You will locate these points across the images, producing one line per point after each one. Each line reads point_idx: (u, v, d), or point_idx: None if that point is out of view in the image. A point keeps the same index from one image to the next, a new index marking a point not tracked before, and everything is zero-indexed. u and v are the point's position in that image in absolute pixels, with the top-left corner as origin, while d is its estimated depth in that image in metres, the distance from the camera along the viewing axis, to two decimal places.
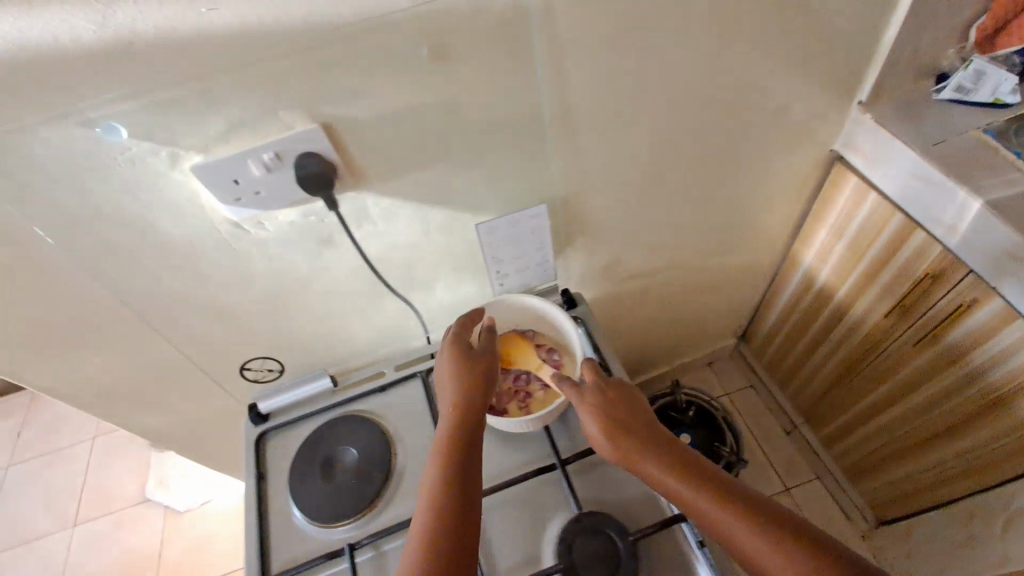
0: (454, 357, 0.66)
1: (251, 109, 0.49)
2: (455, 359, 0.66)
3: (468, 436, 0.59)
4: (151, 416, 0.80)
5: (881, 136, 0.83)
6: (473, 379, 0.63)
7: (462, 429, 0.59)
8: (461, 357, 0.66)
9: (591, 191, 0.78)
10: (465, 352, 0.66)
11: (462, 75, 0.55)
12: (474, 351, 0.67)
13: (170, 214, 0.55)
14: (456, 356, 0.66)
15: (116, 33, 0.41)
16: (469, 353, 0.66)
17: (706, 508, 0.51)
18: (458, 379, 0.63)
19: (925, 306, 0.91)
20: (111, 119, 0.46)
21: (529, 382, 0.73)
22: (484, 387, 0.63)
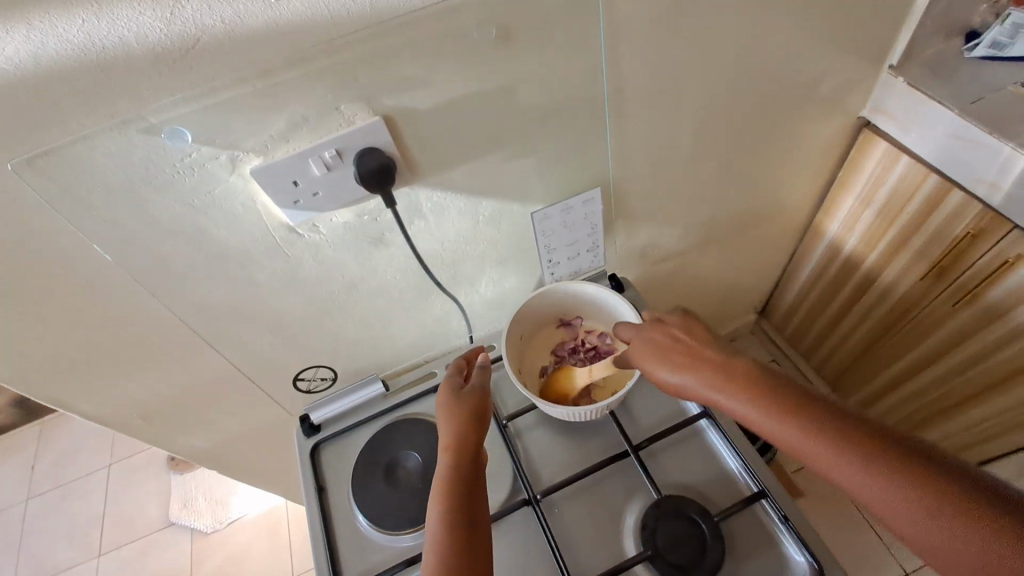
0: (448, 400, 0.63)
1: (315, 105, 0.47)
2: (450, 401, 0.63)
3: (469, 478, 0.56)
4: (197, 436, 0.77)
5: (917, 99, 0.84)
6: (467, 420, 0.61)
7: (461, 470, 0.56)
8: (451, 400, 0.63)
9: (635, 173, 0.77)
10: (455, 395, 0.63)
11: (522, 59, 0.54)
12: (468, 390, 0.64)
13: (225, 222, 0.52)
14: (450, 399, 0.63)
15: (182, 30, 0.40)
16: (463, 391, 0.64)
17: (807, 439, 0.49)
18: (455, 420, 0.61)
19: (964, 266, 0.92)
20: (176, 124, 0.44)
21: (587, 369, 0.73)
22: (478, 425, 0.61)
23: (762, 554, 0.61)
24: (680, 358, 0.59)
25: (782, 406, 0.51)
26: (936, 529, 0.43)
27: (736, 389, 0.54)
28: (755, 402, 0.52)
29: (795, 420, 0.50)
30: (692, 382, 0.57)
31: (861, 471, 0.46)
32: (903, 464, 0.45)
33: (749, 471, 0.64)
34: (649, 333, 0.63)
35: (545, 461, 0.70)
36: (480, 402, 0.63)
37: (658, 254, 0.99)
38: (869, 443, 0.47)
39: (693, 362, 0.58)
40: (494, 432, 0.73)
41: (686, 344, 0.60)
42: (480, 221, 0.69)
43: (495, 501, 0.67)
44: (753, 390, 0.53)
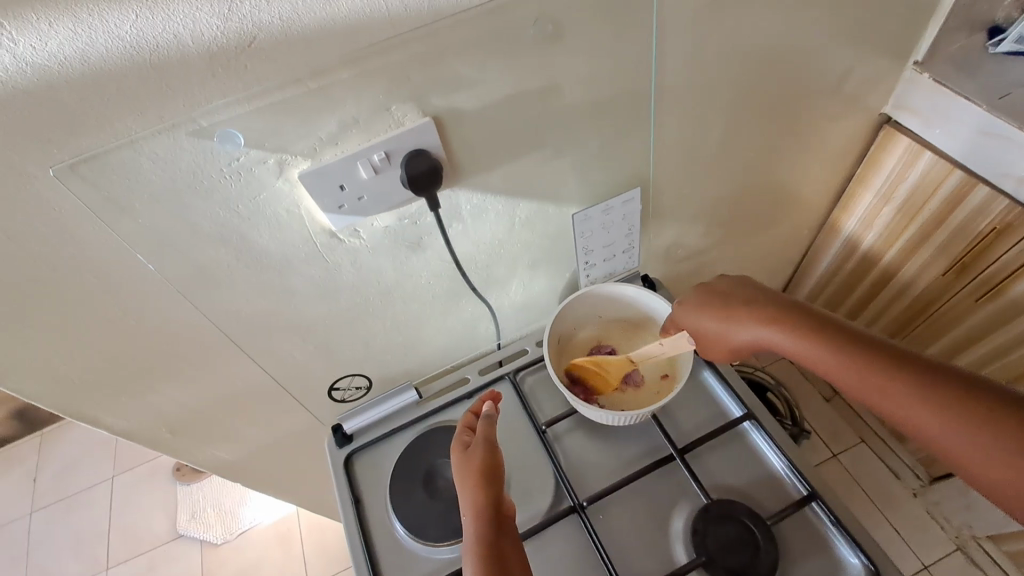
0: (458, 464, 0.59)
1: (366, 105, 0.46)
2: (459, 465, 0.59)
3: (494, 544, 0.52)
4: (225, 448, 0.75)
5: (943, 96, 0.84)
6: (479, 483, 0.56)
7: (484, 538, 0.52)
8: (461, 464, 0.59)
9: (668, 173, 0.76)
10: (465, 457, 0.59)
11: (573, 57, 0.52)
12: (475, 449, 0.60)
13: (268, 229, 0.50)
14: (461, 464, 0.59)
15: (239, 28, 0.38)
16: (469, 454, 0.59)
17: (849, 367, 0.54)
18: (467, 486, 0.57)
19: (988, 261, 0.92)
20: (227, 126, 0.42)
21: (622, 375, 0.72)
22: (491, 483, 0.56)
23: (815, 557, 0.60)
24: (732, 304, 0.63)
25: (826, 338, 0.56)
26: (967, 435, 0.48)
27: (783, 327, 0.59)
28: (801, 337, 0.57)
29: (841, 349, 0.55)
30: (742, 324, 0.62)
31: (898, 391, 0.51)
32: (941, 385, 0.50)
33: (798, 472, 0.63)
34: (707, 285, 0.67)
35: (586, 467, 0.69)
36: (488, 458, 0.58)
37: (681, 254, 0.99)
38: (906, 367, 0.52)
39: (742, 306, 0.62)
40: (532, 438, 0.71)
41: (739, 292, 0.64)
42: (517, 223, 0.67)
43: (539, 510, 0.66)
44: (800, 329, 0.58)
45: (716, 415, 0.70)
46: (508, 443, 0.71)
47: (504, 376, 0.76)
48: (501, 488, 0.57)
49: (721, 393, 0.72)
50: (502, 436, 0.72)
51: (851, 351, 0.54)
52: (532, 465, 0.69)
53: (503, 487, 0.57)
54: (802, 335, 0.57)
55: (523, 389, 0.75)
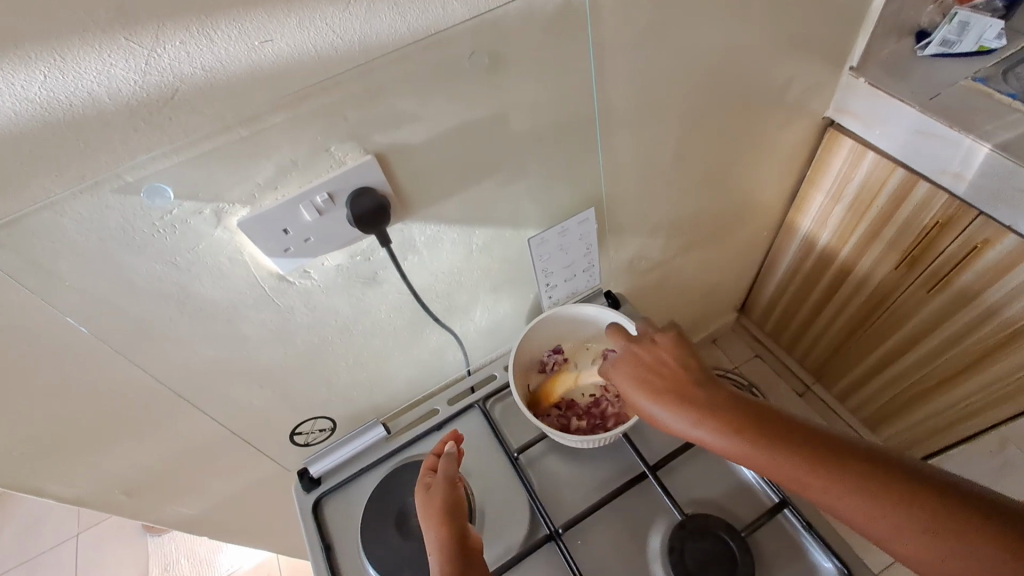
0: (421, 503, 0.57)
1: (304, 148, 0.45)
2: (421, 501, 0.57)
3: None
4: (186, 504, 0.72)
5: (879, 99, 0.87)
6: (445, 521, 0.55)
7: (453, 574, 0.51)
8: (424, 503, 0.57)
9: (622, 189, 0.77)
10: (427, 493, 0.58)
11: (516, 86, 0.53)
12: (437, 485, 0.58)
13: (210, 278, 0.49)
14: (422, 499, 0.58)
15: (159, 81, 0.37)
16: (431, 489, 0.58)
17: (780, 463, 0.49)
18: (430, 523, 0.55)
19: (933, 254, 0.95)
20: (155, 180, 0.41)
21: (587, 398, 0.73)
22: (456, 519, 0.55)
23: (790, 564, 0.60)
24: (649, 381, 0.58)
25: (746, 427, 0.52)
26: (908, 527, 0.44)
27: (706, 412, 0.54)
28: (722, 429, 0.52)
29: (768, 439, 0.50)
30: (664, 411, 0.56)
31: (838, 485, 0.47)
32: (866, 472, 0.47)
33: (768, 480, 0.64)
34: (627, 360, 0.62)
35: (561, 491, 0.68)
36: (451, 494, 0.57)
37: (644, 265, 1.00)
38: (826, 453, 0.48)
39: (662, 387, 0.57)
40: (505, 465, 0.70)
41: (652, 363, 0.60)
42: (474, 250, 0.66)
43: (516, 540, 0.65)
44: (718, 413, 0.53)
45: None
46: (482, 473, 0.70)
47: (474, 404, 0.75)
48: (465, 522, 0.55)
49: None
50: (475, 466, 0.71)
51: (786, 451, 0.49)
52: (507, 493, 0.68)
53: (467, 521, 0.56)
54: (722, 423, 0.52)
55: (493, 415, 0.74)
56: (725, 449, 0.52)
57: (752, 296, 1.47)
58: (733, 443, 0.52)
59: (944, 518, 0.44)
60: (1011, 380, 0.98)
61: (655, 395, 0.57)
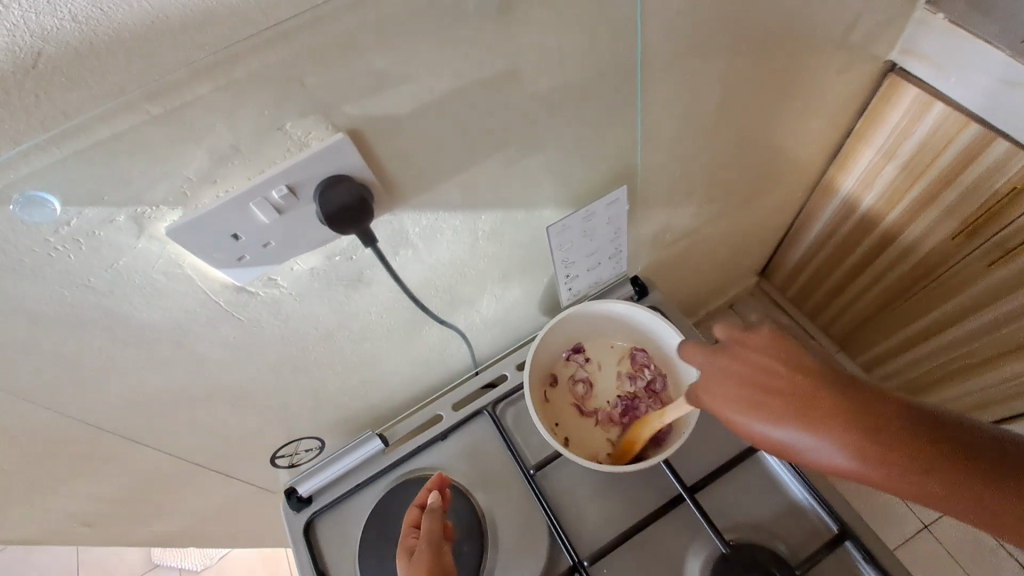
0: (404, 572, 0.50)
1: (249, 128, 0.33)
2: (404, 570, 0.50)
3: None
4: (163, 521, 0.65)
5: (959, 39, 0.71)
6: None
7: None
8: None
9: (653, 156, 0.64)
10: (409, 561, 0.50)
11: (532, 32, 0.39)
12: (419, 552, 0.50)
13: (142, 299, 0.38)
14: (404, 567, 0.50)
15: (9, 42, 0.25)
16: (413, 557, 0.50)
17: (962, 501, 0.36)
18: None
19: (1002, 223, 0.83)
20: (30, 189, 0.29)
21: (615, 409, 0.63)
22: None
23: None
24: (759, 399, 0.41)
25: (925, 458, 0.36)
26: None
27: (865, 442, 0.37)
28: (891, 464, 0.36)
29: (960, 475, 0.36)
30: (797, 442, 0.39)
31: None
32: None
33: (823, 504, 0.55)
34: (714, 372, 0.45)
35: (582, 513, 0.59)
36: (438, 563, 0.49)
37: (669, 237, 0.88)
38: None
39: (783, 407, 0.40)
40: (518, 480, 0.62)
41: (755, 376, 0.42)
42: (480, 238, 0.55)
43: (533, 568, 0.57)
44: (893, 447, 0.37)
45: (726, 439, 0.61)
46: (491, 490, 0.62)
47: (483, 409, 0.65)
48: None
49: None
50: (484, 482, 0.62)
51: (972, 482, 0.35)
52: (520, 514, 0.60)
53: None
54: (890, 456, 0.36)
55: (503, 422, 0.65)
56: (897, 488, 0.37)
57: (776, 260, 1.35)
58: (906, 481, 0.36)
59: None
60: None
61: (774, 417, 0.40)
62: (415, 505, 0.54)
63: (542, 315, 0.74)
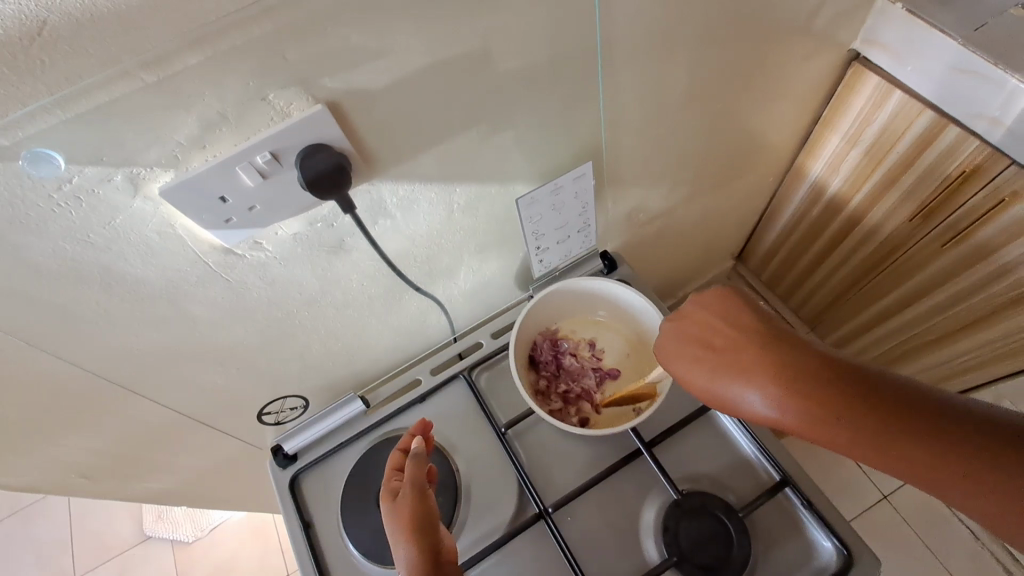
0: (389, 510, 0.53)
1: (235, 98, 0.36)
2: (389, 509, 0.53)
3: None
4: (158, 476, 0.69)
5: (914, 29, 0.75)
6: (413, 533, 0.50)
7: None
8: (391, 514, 0.52)
9: (622, 136, 0.67)
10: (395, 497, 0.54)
11: (498, 14, 0.43)
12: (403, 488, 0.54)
13: (137, 255, 0.41)
14: (390, 505, 0.53)
15: (16, 11, 0.28)
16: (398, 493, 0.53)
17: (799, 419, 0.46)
18: (399, 534, 0.51)
19: (953, 205, 0.87)
20: (37, 146, 0.32)
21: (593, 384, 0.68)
22: (427, 527, 0.51)
23: (788, 543, 0.57)
24: (699, 349, 0.53)
25: (809, 400, 0.46)
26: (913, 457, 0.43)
27: (764, 389, 0.48)
28: (800, 408, 0.46)
29: (853, 414, 0.45)
30: (724, 386, 0.50)
31: (932, 456, 0.42)
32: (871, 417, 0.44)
33: (768, 457, 0.60)
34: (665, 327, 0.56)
35: (549, 468, 0.64)
36: (420, 500, 0.53)
37: (642, 217, 0.92)
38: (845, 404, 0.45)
39: (718, 360, 0.51)
40: (492, 439, 0.66)
41: (700, 325, 0.54)
42: (455, 211, 0.59)
43: (503, 516, 0.62)
44: (757, 381, 0.48)
45: (685, 401, 0.66)
46: (465, 447, 0.66)
47: (459, 374, 0.69)
48: (435, 528, 0.51)
49: None
50: (459, 440, 0.67)
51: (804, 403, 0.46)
52: (493, 469, 0.64)
53: (439, 525, 0.52)
54: (794, 401, 0.46)
55: (478, 387, 0.69)
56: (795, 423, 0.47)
57: (750, 244, 1.40)
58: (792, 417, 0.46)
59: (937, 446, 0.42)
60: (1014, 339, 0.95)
61: (710, 367, 0.51)
62: (401, 452, 0.58)
63: (517, 288, 0.78)
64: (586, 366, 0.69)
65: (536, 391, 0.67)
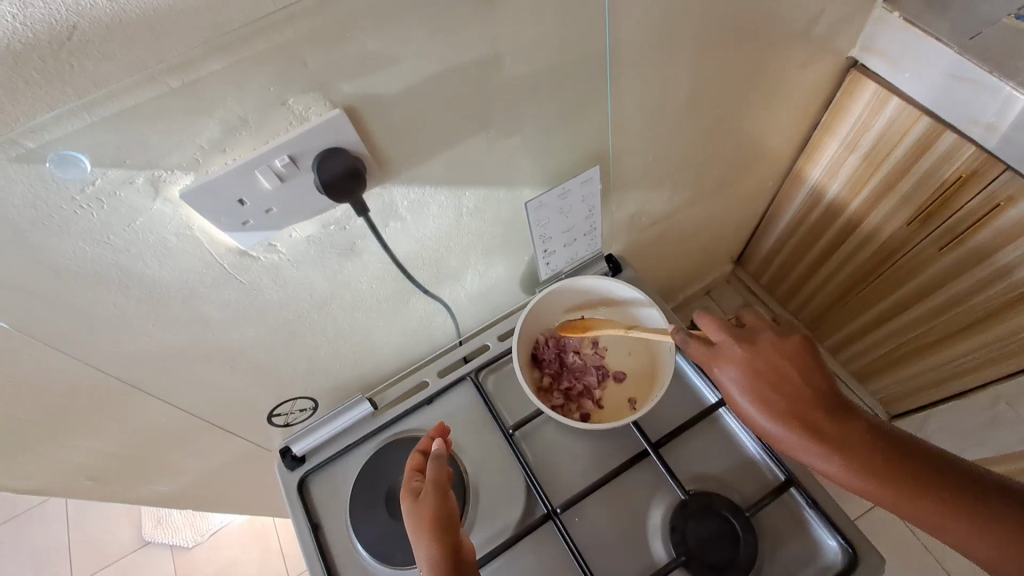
0: (409, 511, 0.53)
1: (256, 102, 0.37)
2: (410, 510, 0.53)
3: None
4: (165, 478, 0.69)
5: (913, 36, 0.76)
6: (435, 536, 0.50)
7: None
8: (411, 514, 0.53)
9: (627, 141, 0.68)
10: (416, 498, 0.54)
11: (508, 21, 0.43)
12: (425, 490, 0.54)
13: (155, 257, 0.42)
14: (411, 505, 0.53)
15: (46, 16, 0.29)
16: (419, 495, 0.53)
17: (855, 474, 0.48)
18: (421, 536, 0.51)
19: (950, 210, 0.89)
20: (64, 149, 0.33)
21: (594, 380, 0.69)
22: (449, 529, 0.51)
23: (793, 542, 0.58)
24: (766, 390, 0.52)
25: (866, 461, 0.48)
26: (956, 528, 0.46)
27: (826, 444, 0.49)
28: (857, 467, 0.48)
29: (906, 481, 0.47)
30: (785, 432, 0.50)
31: (973, 534, 0.45)
32: (923, 488, 0.47)
33: (772, 457, 0.61)
34: (732, 356, 0.54)
35: (555, 469, 0.64)
36: (442, 502, 0.53)
37: (644, 220, 0.93)
38: (898, 469, 0.48)
39: (789, 408, 0.51)
40: (499, 440, 0.67)
41: (770, 366, 0.53)
42: (464, 214, 0.59)
43: (511, 517, 0.62)
44: (823, 436, 0.49)
45: (690, 402, 0.67)
46: (472, 449, 0.67)
47: (466, 376, 0.70)
48: (457, 530, 0.52)
49: (694, 378, 0.68)
50: (467, 441, 0.67)
51: (862, 462, 0.48)
52: (500, 469, 0.65)
53: (461, 527, 0.52)
54: (854, 460, 0.48)
55: (485, 388, 0.69)
56: (848, 478, 0.49)
57: (750, 248, 1.41)
58: (848, 471, 0.48)
59: (981, 519, 0.45)
60: (1009, 342, 0.96)
61: (773, 412, 0.51)
62: (419, 453, 0.58)
63: (522, 291, 0.79)
64: (588, 361, 0.70)
65: (541, 388, 0.67)
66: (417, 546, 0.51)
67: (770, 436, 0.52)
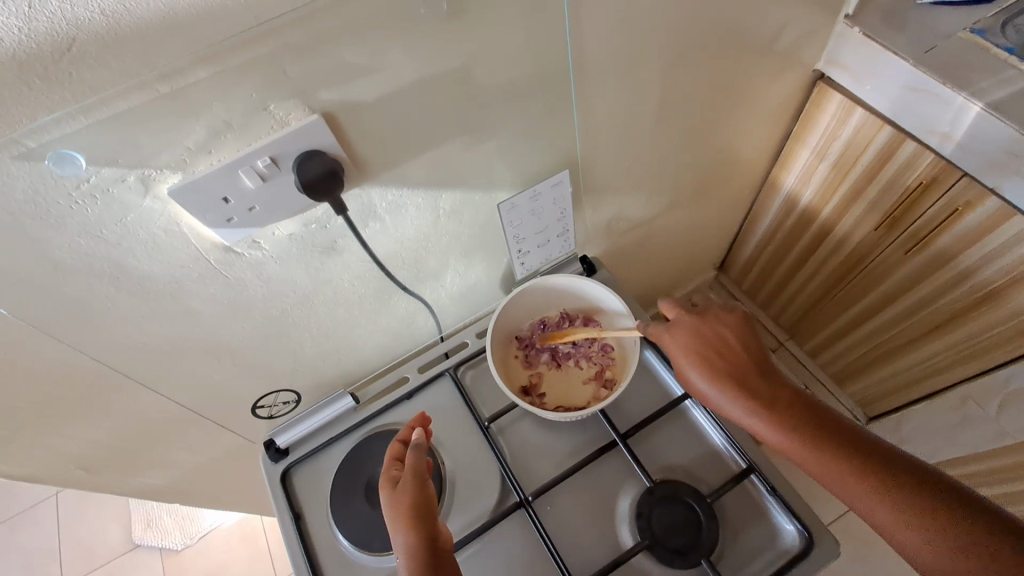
0: (389, 500, 0.55)
1: (240, 107, 0.40)
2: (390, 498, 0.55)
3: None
4: (154, 471, 0.71)
5: (872, 50, 0.80)
6: (414, 522, 0.53)
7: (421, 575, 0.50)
8: (391, 502, 0.55)
9: (599, 148, 0.72)
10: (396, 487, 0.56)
11: (476, 35, 0.47)
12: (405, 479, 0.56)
13: (146, 251, 0.45)
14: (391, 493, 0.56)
15: (49, 28, 0.32)
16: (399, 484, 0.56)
17: (778, 432, 0.54)
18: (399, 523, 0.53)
19: (914, 216, 0.92)
20: (61, 147, 0.36)
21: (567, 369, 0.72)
22: (427, 517, 0.54)
23: (753, 528, 0.61)
24: (705, 353, 0.60)
25: (790, 424, 0.54)
26: (870, 497, 0.49)
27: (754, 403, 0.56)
28: (780, 424, 0.54)
29: (823, 445, 0.52)
30: (721, 390, 0.58)
31: (883, 500, 0.48)
32: (843, 454, 0.51)
33: (735, 447, 0.64)
34: (682, 326, 0.63)
35: (529, 460, 0.67)
36: (421, 490, 0.55)
37: (622, 225, 0.97)
38: (820, 435, 0.53)
39: (723, 370, 0.59)
40: (476, 433, 0.69)
41: (710, 339, 0.61)
42: (441, 215, 0.63)
43: (487, 506, 0.65)
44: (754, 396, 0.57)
45: (659, 396, 0.70)
46: (450, 441, 0.69)
47: (445, 372, 0.73)
48: (435, 518, 0.54)
49: (662, 372, 0.71)
50: (445, 434, 0.70)
51: (787, 423, 0.54)
52: (477, 461, 0.68)
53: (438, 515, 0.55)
54: (779, 419, 0.55)
55: (463, 384, 0.72)
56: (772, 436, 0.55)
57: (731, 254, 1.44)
58: (772, 428, 0.55)
59: (895, 493, 0.48)
60: (973, 344, 0.99)
61: (710, 372, 0.59)
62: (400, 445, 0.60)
63: (501, 291, 0.82)
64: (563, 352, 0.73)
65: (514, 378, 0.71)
66: (396, 532, 0.53)
67: (707, 394, 0.59)
